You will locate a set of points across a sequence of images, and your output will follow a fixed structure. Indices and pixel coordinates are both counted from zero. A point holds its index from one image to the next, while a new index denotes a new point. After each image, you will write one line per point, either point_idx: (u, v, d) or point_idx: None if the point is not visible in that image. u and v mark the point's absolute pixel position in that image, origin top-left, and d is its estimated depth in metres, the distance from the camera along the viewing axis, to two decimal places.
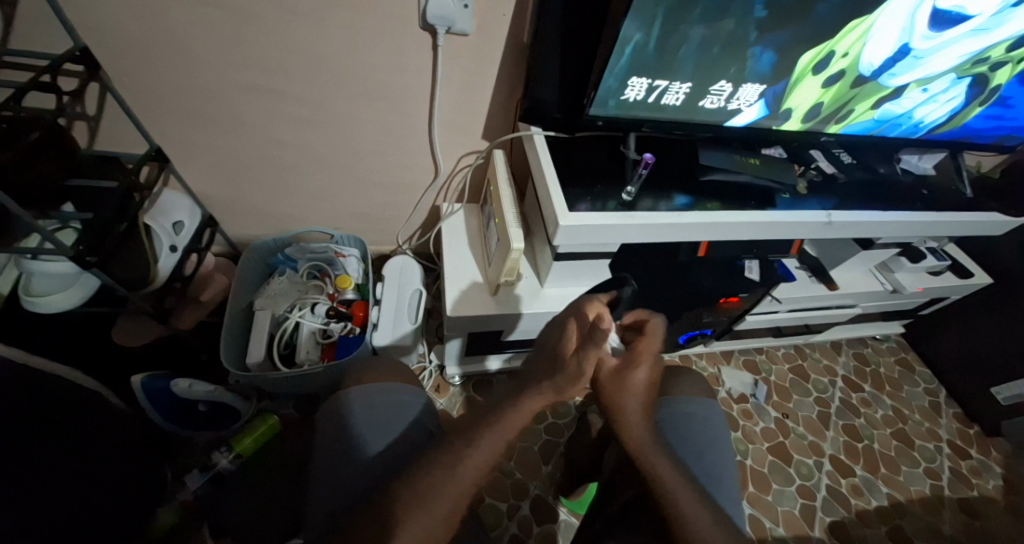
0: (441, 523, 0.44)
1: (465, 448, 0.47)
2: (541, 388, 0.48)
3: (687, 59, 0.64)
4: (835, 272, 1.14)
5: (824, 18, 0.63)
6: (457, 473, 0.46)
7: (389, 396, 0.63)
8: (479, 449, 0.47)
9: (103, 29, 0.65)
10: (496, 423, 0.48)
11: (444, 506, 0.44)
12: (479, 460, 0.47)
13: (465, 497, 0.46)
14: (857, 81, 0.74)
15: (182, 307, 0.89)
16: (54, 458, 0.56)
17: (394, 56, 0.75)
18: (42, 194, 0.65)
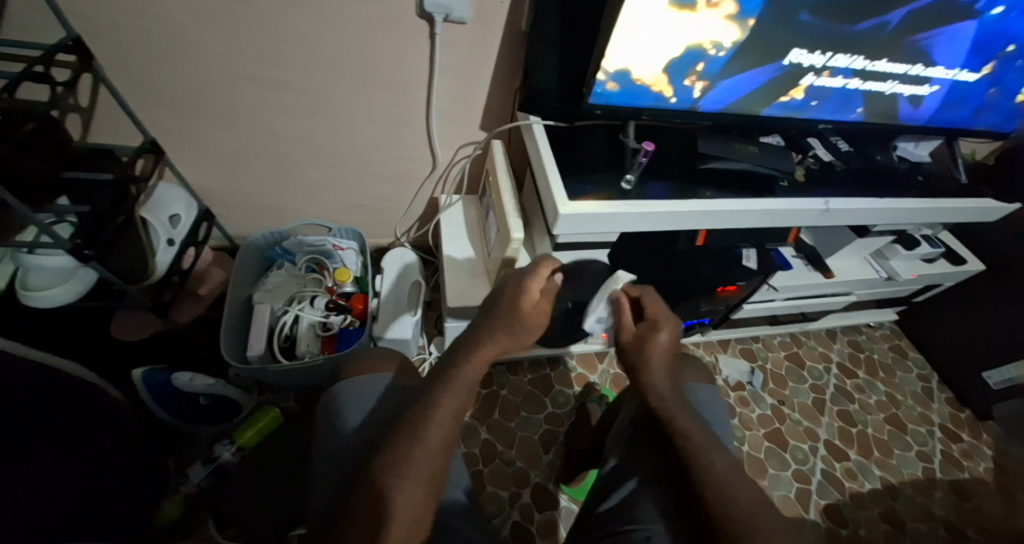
0: (426, 487, 0.46)
1: (431, 411, 0.49)
2: (495, 338, 0.57)
3: (661, 90, 0.71)
4: (830, 261, 1.15)
5: (802, 28, 0.66)
6: (424, 435, 0.47)
7: (381, 379, 0.64)
8: (439, 407, 0.50)
9: (95, 18, 0.64)
10: (453, 379, 0.53)
11: (421, 470, 0.46)
12: (444, 419, 0.49)
13: (439, 456, 0.48)
14: (811, 112, 0.81)
15: (180, 300, 0.91)
16: (58, 450, 0.56)
17: (392, 45, 0.74)
18: (36, 186, 0.64)
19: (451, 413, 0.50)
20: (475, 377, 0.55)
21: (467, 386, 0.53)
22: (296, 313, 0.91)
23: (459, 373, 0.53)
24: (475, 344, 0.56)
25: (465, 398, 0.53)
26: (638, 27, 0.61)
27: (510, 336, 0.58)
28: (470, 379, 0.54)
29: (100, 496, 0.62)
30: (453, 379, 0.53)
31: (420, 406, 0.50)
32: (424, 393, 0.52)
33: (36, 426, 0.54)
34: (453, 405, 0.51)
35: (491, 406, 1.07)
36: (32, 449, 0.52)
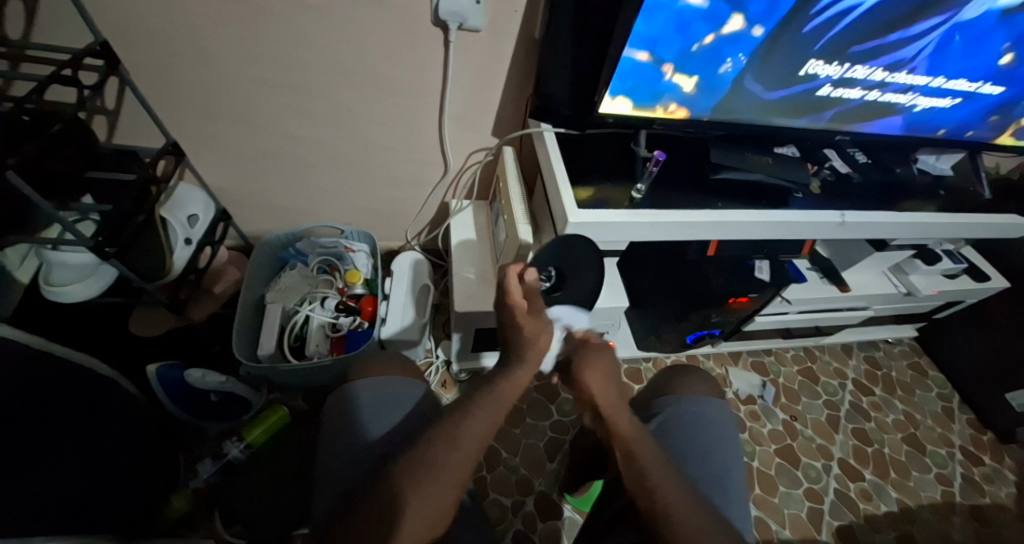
0: (453, 494, 0.46)
1: (467, 420, 0.50)
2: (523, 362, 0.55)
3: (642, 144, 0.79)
4: (846, 274, 1.13)
5: (753, 116, 0.77)
6: (461, 444, 0.48)
7: (408, 391, 0.64)
8: (475, 420, 0.50)
9: (124, 21, 0.66)
10: (492, 394, 0.52)
11: (451, 476, 0.46)
12: (480, 433, 0.49)
13: (469, 466, 0.48)
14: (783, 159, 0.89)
15: (196, 298, 0.91)
16: (71, 442, 0.57)
17: (407, 52, 0.76)
18: (62, 185, 0.66)
19: (487, 425, 0.50)
20: (514, 397, 0.54)
21: (503, 402, 0.53)
22: (306, 314, 0.92)
23: (499, 390, 0.53)
24: (512, 366, 0.55)
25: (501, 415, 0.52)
26: (640, 59, 0.65)
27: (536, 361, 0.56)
28: (509, 396, 0.53)
29: (112, 490, 0.63)
30: (493, 395, 0.52)
31: (457, 413, 0.51)
32: (459, 402, 0.52)
33: (51, 419, 0.55)
34: (488, 420, 0.51)
35: None
36: (44, 441, 0.53)
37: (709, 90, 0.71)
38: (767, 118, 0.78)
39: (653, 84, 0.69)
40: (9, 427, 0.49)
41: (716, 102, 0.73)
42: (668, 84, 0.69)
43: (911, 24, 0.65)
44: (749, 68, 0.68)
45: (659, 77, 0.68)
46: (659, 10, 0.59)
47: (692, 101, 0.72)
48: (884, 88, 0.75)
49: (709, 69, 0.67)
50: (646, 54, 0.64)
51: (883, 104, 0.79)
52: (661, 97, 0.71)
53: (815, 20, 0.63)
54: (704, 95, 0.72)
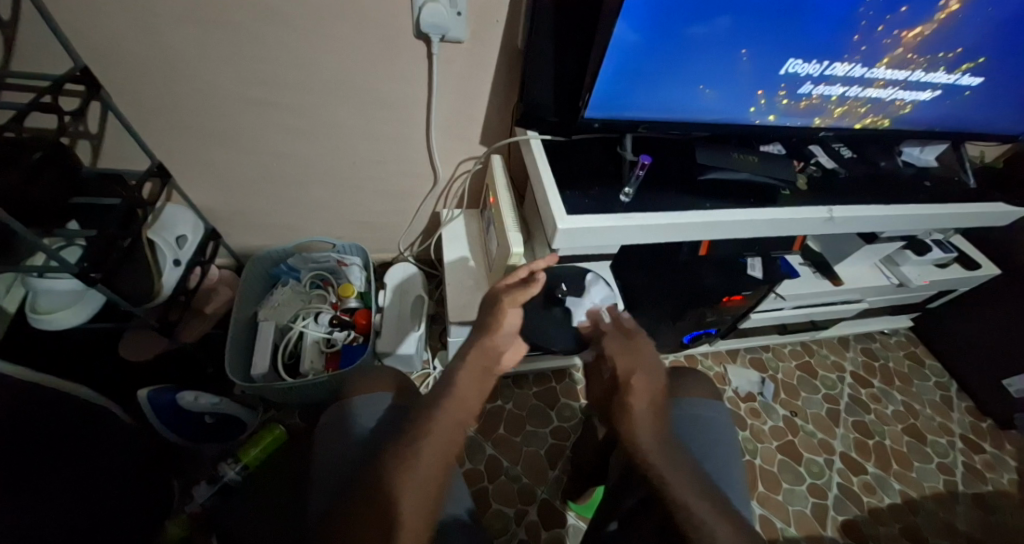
0: (422, 502, 0.45)
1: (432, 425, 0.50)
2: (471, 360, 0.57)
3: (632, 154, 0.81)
4: (839, 268, 1.13)
5: (733, 122, 0.79)
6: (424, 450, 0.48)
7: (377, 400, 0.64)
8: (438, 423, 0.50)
9: (104, 45, 0.65)
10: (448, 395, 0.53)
11: (420, 482, 0.46)
12: (443, 436, 0.49)
13: (438, 472, 0.48)
14: None
15: (186, 320, 0.91)
16: (62, 472, 0.56)
17: (390, 65, 0.76)
18: (44, 212, 0.65)
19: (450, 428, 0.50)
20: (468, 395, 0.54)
21: (464, 399, 0.53)
22: (300, 330, 0.92)
23: (456, 385, 0.54)
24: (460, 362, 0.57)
25: (464, 409, 0.53)
26: (621, 64, 0.65)
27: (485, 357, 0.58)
28: (466, 396, 0.54)
29: (107, 518, 0.62)
30: (447, 392, 0.53)
31: (423, 419, 0.51)
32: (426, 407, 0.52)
33: (40, 448, 0.54)
34: (451, 421, 0.51)
35: (496, 421, 1.06)
36: (34, 471, 0.52)
37: (682, 113, 0.75)
38: (752, 118, 0.79)
39: (631, 107, 0.72)
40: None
41: (689, 126, 0.77)
42: (644, 110, 0.73)
43: (855, 57, 0.71)
44: (718, 93, 0.72)
45: (635, 103, 0.71)
46: (625, 50, 0.63)
47: (669, 124, 0.76)
48: (860, 89, 0.77)
49: (680, 95, 0.72)
50: (618, 84, 0.68)
51: (863, 104, 0.80)
52: (638, 122, 0.75)
53: (763, 59, 0.69)
54: (678, 119, 0.76)
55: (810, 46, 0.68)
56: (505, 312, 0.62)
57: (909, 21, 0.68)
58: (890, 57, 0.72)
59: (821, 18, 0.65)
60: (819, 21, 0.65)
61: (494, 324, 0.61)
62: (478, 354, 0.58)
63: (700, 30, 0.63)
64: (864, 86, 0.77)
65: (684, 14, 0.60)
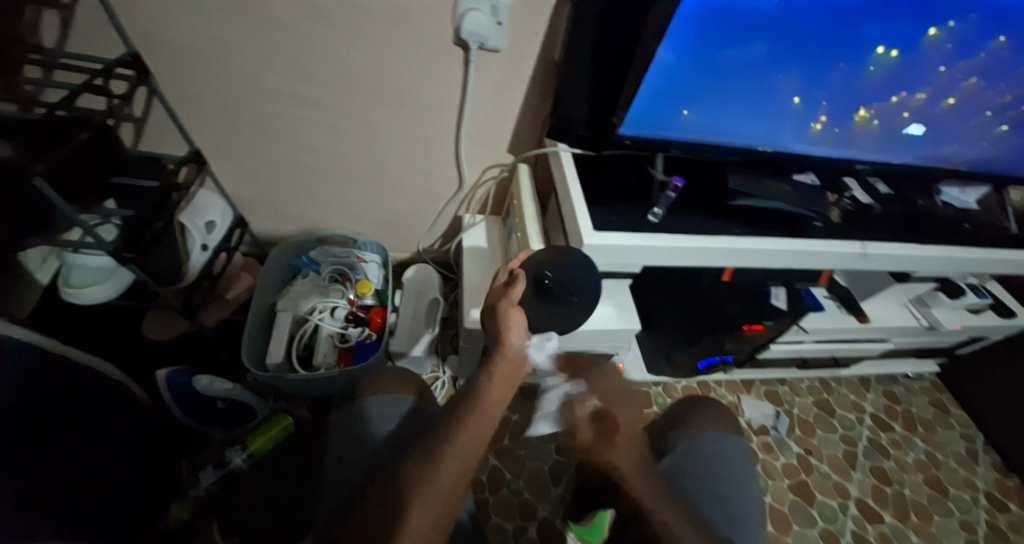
0: (435, 515, 0.44)
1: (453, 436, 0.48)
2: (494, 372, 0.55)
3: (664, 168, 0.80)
4: (866, 304, 1.10)
5: (766, 148, 0.77)
6: (443, 460, 0.46)
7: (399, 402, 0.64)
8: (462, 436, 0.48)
9: (156, 31, 0.68)
10: (477, 406, 0.51)
11: (437, 494, 0.44)
12: (466, 448, 0.48)
13: (456, 488, 0.46)
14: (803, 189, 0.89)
15: (208, 304, 0.92)
16: (73, 445, 0.57)
17: (427, 71, 0.77)
18: (88, 188, 0.67)
19: (473, 442, 0.49)
20: (495, 410, 0.53)
21: (491, 414, 0.52)
22: (316, 323, 0.93)
23: (481, 398, 0.52)
24: (488, 375, 0.55)
25: (490, 424, 0.51)
26: (658, 83, 0.65)
27: (511, 369, 0.55)
28: (492, 409, 0.52)
29: (113, 493, 0.62)
30: (473, 405, 0.51)
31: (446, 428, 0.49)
32: (450, 416, 0.51)
33: (56, 417, 0.55)
34: (476, 433, 0.49)
35: (501, 432, 1.05)
36: (48, 441, 0.53)
37: (717, 133, 0.74)
38: (786, 146, 0.77)
39: (665, 124, 0.72)
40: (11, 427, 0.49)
41: (722, 146, 0.76)
42: (677, 127, 0.72)
43: (893, 88, 0.69)
44: (755, 117, 0.71)
45: (669, 120, 0.71)
46: (664, 67, 0.63)
47: (700, 144, 0.76)
48: (901, 120, 0.74)
49: (716, 115, 0.71)
50: (653, 101, 0.68)
51: (902, 136, 0.78)
52: (670, 140, 0.74)
53: (797, 85, 0.67)
54: (711, 138, 0.75)
55: (849, 74, 0.66)
56: (506, 315, 0.57)
57: (956, 56, 0.65)
58: (931, 89, 0.70)
59: (862, 49, 0.62)
60: (859, 52, 0.63)
61: (501, 331, 0.57)
62: (505, 368, 0.55)
63: (733, 54, 0.61)
64: (905, 118, 0.74)
65: (717, 38, 0.59)
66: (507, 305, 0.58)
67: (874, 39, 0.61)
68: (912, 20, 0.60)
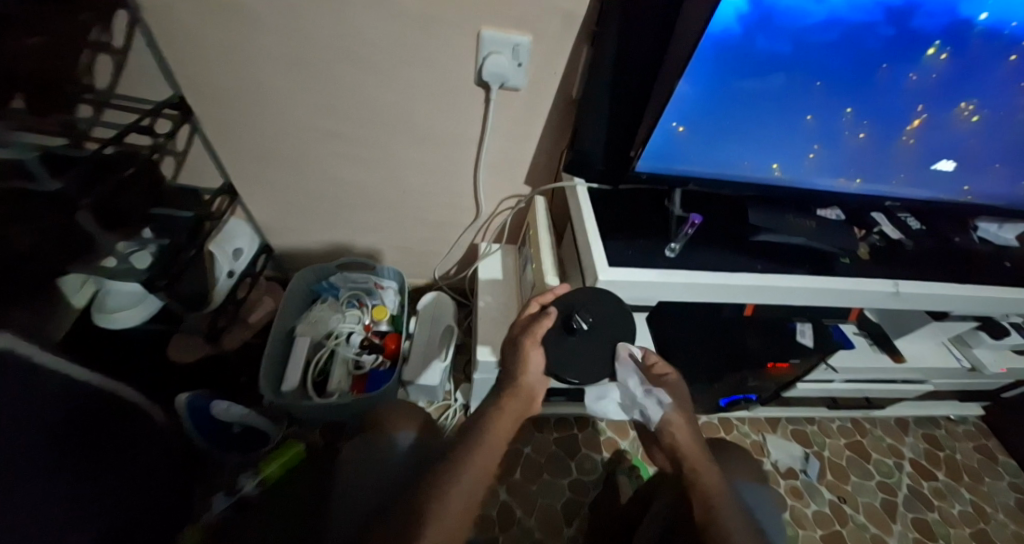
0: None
1: (459, 470, 0.48)
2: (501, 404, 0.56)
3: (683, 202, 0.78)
4: (900, 342, 1.04)
5: (787, 183, 0.76)
6: (448, 499, 0.46)
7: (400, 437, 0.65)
8: (466, 471, 0.48)
9: (198, 73, 0.73)
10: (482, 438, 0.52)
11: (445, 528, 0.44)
12: (472, 482, 0.48)
13: (462, 523, 0.46)
14: None
15: (232, 328, 0.95)
16: (92, 466, 0.58)
17: (449, 108, 0.79)
18: (130, 217, 0.70)
19: (478, 477, 0.49)
20: (502, 443, 0.53)
21: (496, 447, 0.52)
22: (331, 348, 0.94)
23: (489, 429, 0.53)
24: (493, 407, 0.55)
25: (494, 457, 0.51)
26: (676, 117, 0.65)
27: (517, 401, 0.57)
28: (498, 441, 0.52)
29: (128, 518, 0.63)
30: (479, 436, 0.52)
31: (452, 463, 0.49)
32: (454, 450, 0.51)
33: (79, 441, 0.56)
34: (482, 466, 0.49)
35: (514, 466, 1.03)
36: (67, 464, 0.54)
37: (737, 167, 0.73)
38: (810, 180, 0.76)
39: (684, 158, 0.71)
40: (31, 450, 0.50)
41: (743, 180, 0.75)
42: (696, 161, 0.72)
43: (924, 121, 0.67)
44: (776, 149, 0.70)
45: (688, 153, 0.71)
46: (683, 100, 0.63)
47: (720, 177, 0.75)
48: (933, 154, 0.72)
49: (737, 148, 0.70)
50: (671, 134, 0.67)
51: (933, 172, 0.75)
52: (689, 174, 0.74)
53: (823, 116, 0.66)
54: (731, 172, 0.74)
55: (876, 105, 0.64)
56: (522, 351, 0.60)
57: (988, 87, 0.64)
58: (963, 124, 0.68)
59: (890, 80, 0.61)
60: (888, 83, 0.62)
61: (515, 366, 0.59)
62: (513, 403, 0.56)
63: (756, 84, 0.61)
64: (936, 152, 0.72)
65: (740, 69, 0.59)
66: (528, 341, 0.60)
67: (903, 70, 0.60)
68: (940, 51, 0.59)
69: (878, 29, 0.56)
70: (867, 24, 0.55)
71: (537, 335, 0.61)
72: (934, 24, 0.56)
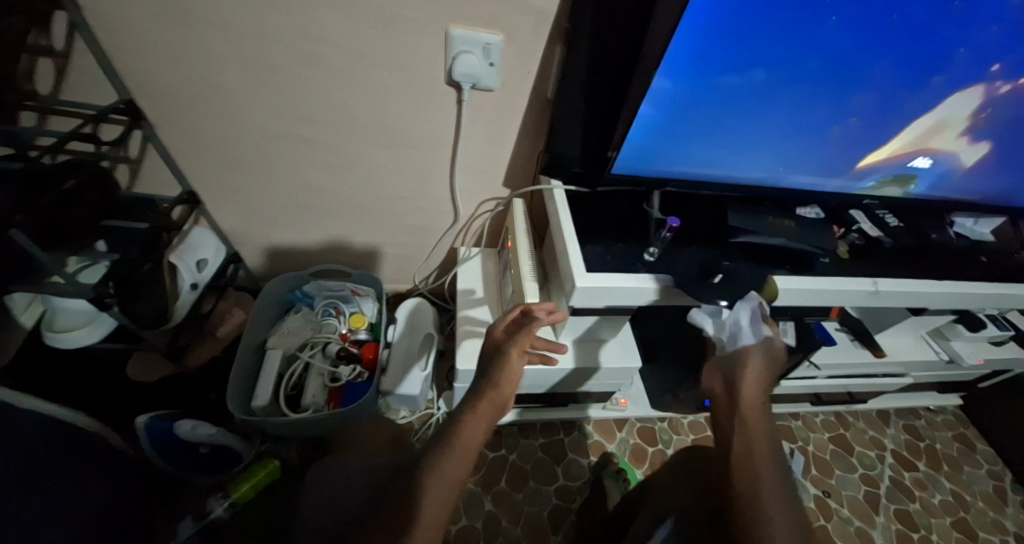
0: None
1: (427, 475, 0.50)
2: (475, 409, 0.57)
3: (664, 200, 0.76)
4: (880, 337, 1.05)
5: (766, 180, 0.75)
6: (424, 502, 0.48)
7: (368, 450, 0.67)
8: (438, 476, 0.50)
9: (150, 78, 0.68)
10: (452, 445, 0.53)
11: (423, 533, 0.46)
12: (443, 489, 0.49)
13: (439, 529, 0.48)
14: None
15: (198, 342, 0.90)
16: (41, 502, 0.54)
17: (420, 110, 0.76)
18: (80, 230, 0.65)
19: (452, 482, 0.50)
20: (473, 447, 0.54)
21: (467, 451, 0.53)
22: (306, 361, 0.91)
23: (457, 436, 0.54)
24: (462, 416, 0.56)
25: (466, 462, 0.52)
26: (654, 115, 0.63)
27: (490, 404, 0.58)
28: (468, 444, 0.54)
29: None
30: (451, 443, 0.53)
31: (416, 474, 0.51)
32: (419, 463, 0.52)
33: (26, 474, 0.52)
34: (456, 475, 0.51)
35: (498, 473, 1.01)
36: (16, 504, 0.50)
37: (717, 165, 0.72)
38: (789, 177, 0.75)
39: (663, 156, 0.70)
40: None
41: (723, 178, 0.74)
42: (675, 160, 0.70)
43: (903, 119, 0.66)
44: (756, 147, 0.69)
45: (667, 152, 0.69)
46: (660, 98, 0.61)
47: (699, 175, 0.73)
48: (911, 151, 0.72)
49: (717, 146, 0.68)
50: (649, 133, 0.66)
51: (910, 169, 0.75)
52: (668, 172, 0.72)
53: (803, 112, 0.64)
54: (711, 170, 0.72)
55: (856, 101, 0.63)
56: (506, 359, 0.63)
57: (970, 84, 0.62)
58: (943, 120, 0.67)
59: (871, 76, 0.60)
60: (868, 81, 0.61)
61: (497, 373, 0.62)
62: (486, 406, 0.58)
63: (735, 79, 0.59)
64: (915, 148, 0.71)
65: (718, 64, 0.57)
66: (514, 349, 0.64)
67: (883, 66, 0.59)
68: (920, 47, 0.57)
69: (859, 22, 0.54)
70: (848, 16, 0.53)
71: (524, 341, 0.65)
72: (914, 19, 0.54)
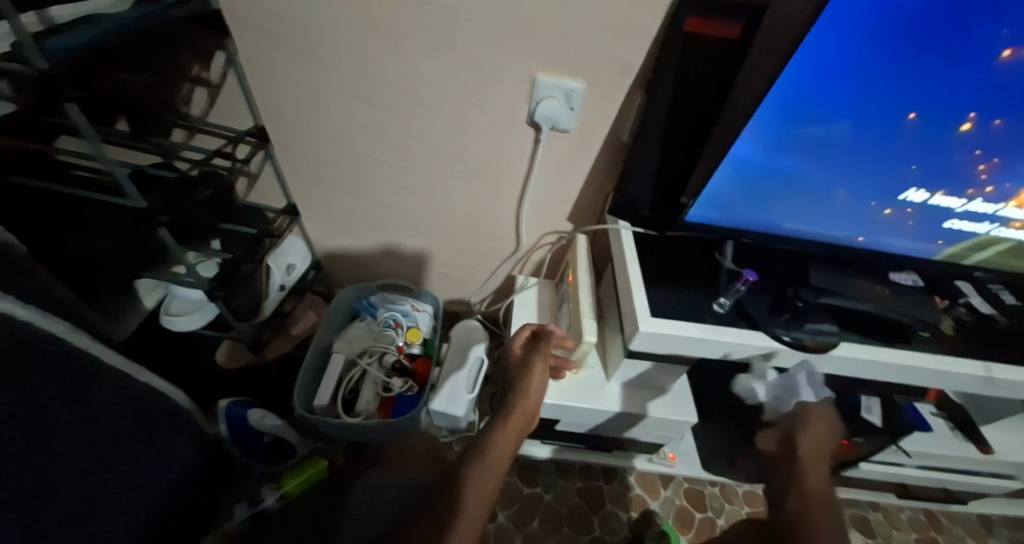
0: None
1: (463, 490, 0.56)
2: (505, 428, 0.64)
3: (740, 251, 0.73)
4: (988, 430, 0.90)
5: (855, 240, 0.70)
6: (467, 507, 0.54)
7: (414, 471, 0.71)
8: (472, 489, 0.56)
9: (274, 106, 0.79)
10: (483, 462, 0.59)
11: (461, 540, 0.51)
12: (478, 500, 0.55)
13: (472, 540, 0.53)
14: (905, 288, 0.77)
15: (274, 338, 0.99)
16: (136, 467, 0.60)
17: (499, 145, 0.81)
18: (199, 230, 0.74)
19: (481, 498, 0.56)
20: (503, 459, 0.61)
21: (497, 466, 0.60)
22: (363, 368, 0.95)
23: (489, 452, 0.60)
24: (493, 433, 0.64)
25: (496, 476, 0.59)
26: (733, 163, 0.62)
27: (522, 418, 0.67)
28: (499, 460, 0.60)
29: (154, 527, 0.64)
30: (482, 458, 0.59)
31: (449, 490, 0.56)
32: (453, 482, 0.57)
33: (130, 442, 0.59)
34: (486, 490, 0.57)
35: (533, 512, 0.98)
36: (116, 467, 0.57)
37: (800, 219, 0.68)
38: (885, 238, 0.69)
39: (739, 206, 0.67)
40: (91, 454, 0.52)
41: (806, 233, 0.70)
42: (754, 210, 0.68)
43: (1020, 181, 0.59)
44: (845, 201, 0.65)
45: (744, 201, 0.67)
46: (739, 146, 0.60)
47: (780, 228, 0.70)
48: None
49: (800, 198, 0.65)
50: (726, 182, 0.64)
51: None
52: (744, 222, 0.70)
53: (901, 168, 0.60)
54: (793, 223, 0.69)
55: (967, 158, 0.58)
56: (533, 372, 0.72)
57: None
58: None
59: (979, 135, 0.55)
60: (976, 142, 0.56)
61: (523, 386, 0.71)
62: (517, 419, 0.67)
63: (818, 129, 0.57)
64: None
65: (804, 112, 0.55)
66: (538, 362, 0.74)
67: (996, 123, 0.54)
68: None
69: (968, 79, 0.50)
70: (957, 72, 0.50)
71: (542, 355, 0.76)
72: None
